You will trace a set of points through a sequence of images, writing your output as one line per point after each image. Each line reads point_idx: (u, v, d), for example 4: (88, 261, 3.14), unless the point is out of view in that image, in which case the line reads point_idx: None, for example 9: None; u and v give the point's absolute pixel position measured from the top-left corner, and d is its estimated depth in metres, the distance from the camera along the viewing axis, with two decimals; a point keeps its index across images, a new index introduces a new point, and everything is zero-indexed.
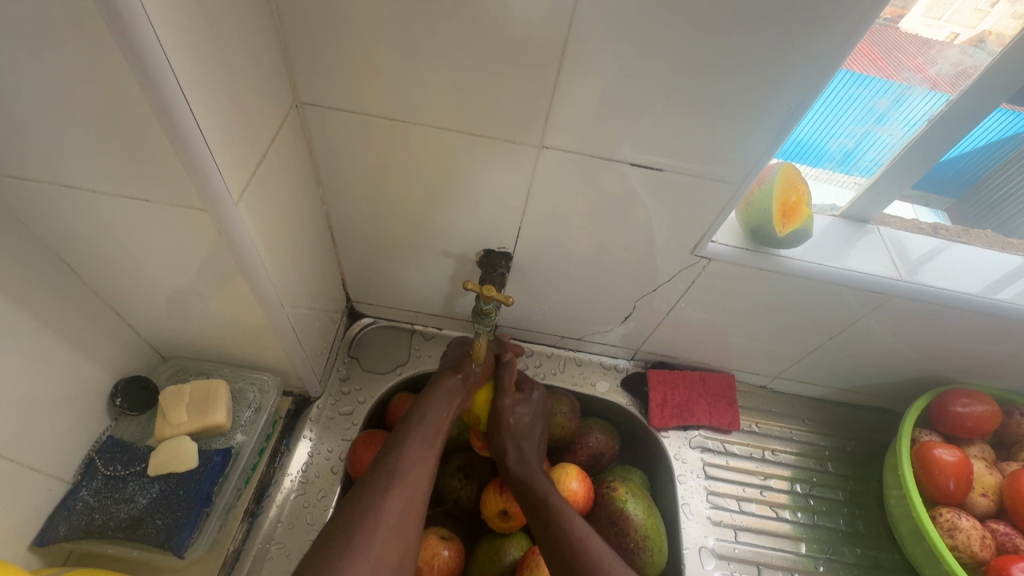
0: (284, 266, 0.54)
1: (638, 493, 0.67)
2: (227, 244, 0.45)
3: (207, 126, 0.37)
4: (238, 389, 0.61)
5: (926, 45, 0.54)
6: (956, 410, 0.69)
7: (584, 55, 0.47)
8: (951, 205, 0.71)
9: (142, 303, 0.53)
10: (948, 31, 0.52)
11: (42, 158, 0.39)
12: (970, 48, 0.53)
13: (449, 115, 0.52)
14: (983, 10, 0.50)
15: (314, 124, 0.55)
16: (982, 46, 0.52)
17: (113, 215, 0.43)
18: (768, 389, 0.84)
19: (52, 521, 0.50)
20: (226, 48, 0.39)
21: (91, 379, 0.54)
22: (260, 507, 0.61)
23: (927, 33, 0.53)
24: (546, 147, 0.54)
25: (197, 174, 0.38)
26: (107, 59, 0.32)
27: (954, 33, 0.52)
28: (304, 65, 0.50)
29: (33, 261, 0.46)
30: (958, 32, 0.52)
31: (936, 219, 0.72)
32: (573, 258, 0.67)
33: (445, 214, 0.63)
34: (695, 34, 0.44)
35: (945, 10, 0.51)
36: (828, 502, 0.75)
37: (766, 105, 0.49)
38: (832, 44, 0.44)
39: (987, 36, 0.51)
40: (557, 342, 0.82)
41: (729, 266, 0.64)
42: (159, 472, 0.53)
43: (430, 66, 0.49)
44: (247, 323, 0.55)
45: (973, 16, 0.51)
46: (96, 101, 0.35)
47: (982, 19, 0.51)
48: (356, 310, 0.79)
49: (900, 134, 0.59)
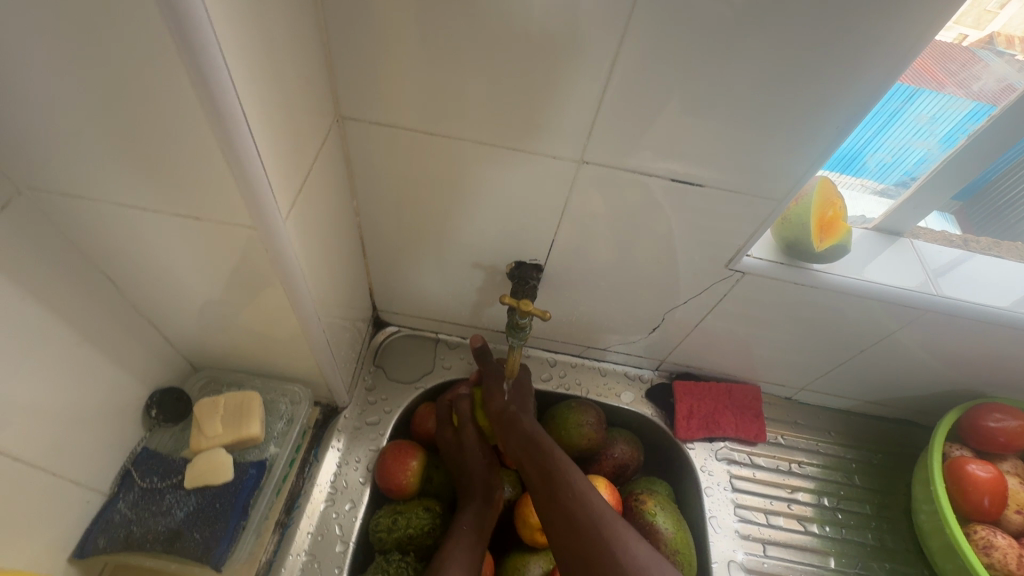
0: (320, 278, 0.54)
1: (667, 506, 0.67)
2: (272, 259, 0.45)
3: (263, 146, 0.38)
4: (271, 400, 0.61)
5: (937, 49, 0.51)
6: (987, 425, 0.69)
7: (631, 72, 0.47)
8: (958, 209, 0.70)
9: (180, 315, 0.54)
10: (957, 33, 0.50)
11: (95, 176, 0.39)
12: (978, 48, 0.52)
13: (488, 129, 0.52)
14: (992, 11, 0.49)
15: (351, 138, 0.55)
16: (992, 47, 0.52)
17: (159, 231, 0.43)
18: (793, 401, 0.83)
19: (91, 534, 0.50)
20: (280, 66, 0.39)
21: (129, 390, 0.54)
22: (291, 518, 0.61)
23: (939, 37, 0.50)
24: (584, 161, 0.54)
25: (251, 193, 0.39)
26: (172, 79, 0.32)
27: (963, 35, 0.50)
28: (346, 79, 0.50)
29: (78, 275, 0.46)
30: (966, 34, 0.50)
31: (943, 225, 0.72)
32: (604, 270, 0.67)
33: (477, 226, 0.62)
34: (745, 51, 0.44)
35: (960, 14, 0.48)
36: (857, 516, 0.75)
37: (814, 123, 0.48)
38: (885, 63, 0.44)
39: (995, 37, 0.51)
40: (581, 353, 0.81)
41: (762, 280, 0.64)
42: (195, 485, 0.53)
43: (472, 80, 0.49)
44: (283, 335, 0.55)
45: (983, 18, 0.49)
46: (156, 121, 0.35)
47: (990, 21, 0.50)
48: (382, 319, 0.79)
49: (938, 149, 0.59)
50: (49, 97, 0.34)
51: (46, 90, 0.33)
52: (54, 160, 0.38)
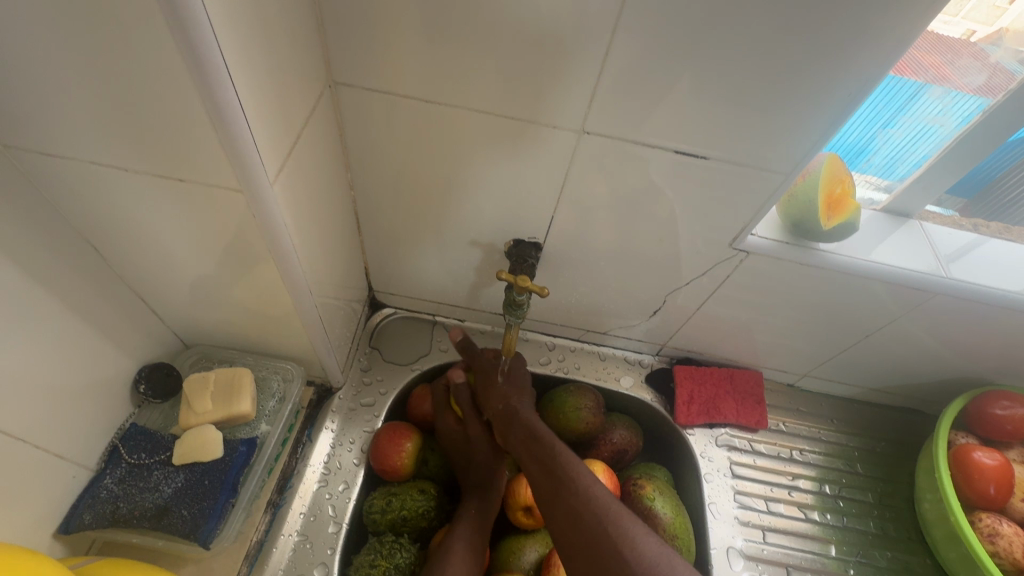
0: (313, 252, 0.52)
1: (666, 491, 0.66)
2: (260, 228, 0.43)
3: (248, 106, 0.36)
4: (262, 378, 0.60)
5: (943, 43, 0.52)
6: (994, 412, 0.67)
7: (636, 38, 0.44)
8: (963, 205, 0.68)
9: (168, 289, 0.52)
10: (965, 28, 0.51)
11: (75, 135, 0.37)
12: (986, 45, 0.53)
13: (485, 98, 0.50)
14: (999, 7, 0.50)
15: (345, 107, 0.53)
16: (999, 44, 0.52)
17: (143, 198, 0.42)
18: (795, 388, 0.82)
19: (76, 509, 0.49)
20: (267, 21, 0.37)
21: (116, 365, 0.53)
22: (282, 498, 0.60)
23: (944, 30, 0.51)
24: (585, 132, 0.52)
25: (237, 155, 0.37)
26: (149, 28, 0.30)
27: (971, 30, 0.51)
28: (339, 44, 0.48)
29: (62, 243, 0.45)
30: (975, 30, 0.52)
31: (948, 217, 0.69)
32: (604, 250, 0.65)
33: (474, 203, 0.61)
34: (757, 15, 0.42)
35: (963, 7, 0.49)
36: (858, 504, 0.74)
37: (827, 93, 0.46)
38: (903, 29, 0.42)
39: (1004, 34, 0.52)
40: (581, 336, 0.80)
41: (767, 261, 0.62)
42: (183, 461, 0.52)
43: (470, 46, 0.47)
44: (274, 311, 0.54)
45: (990, 13, 0.50)
46: (134, 76, 0.33)
47: (998, 16, 0.51)
48: (378, 300, 0.77)
49: (953, 126, 0.57)
50: (21, 48, 0.32)
51: (17, 40, 0.32)
52: (30, 118, 0.36)
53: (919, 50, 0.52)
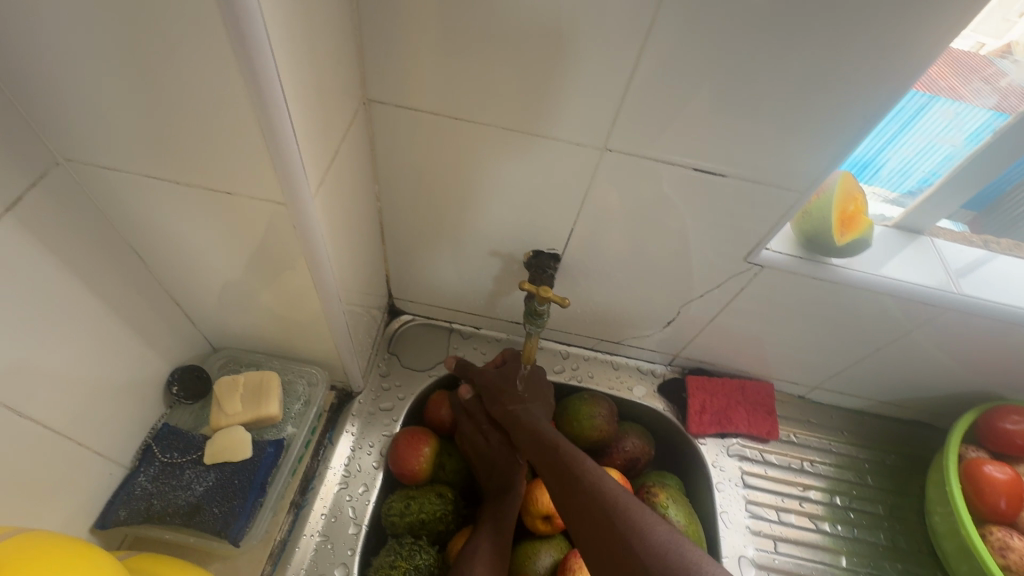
0: (342, 261, 0.54)
1: (679, 499, 0.67)
2: (298, 238, 0.45)
3: (297, 123, 0.38)
4: (288, 381, 0.62)
5: (953, 56, 0.53)
6: (1005, 427, 0.68)
7: (661, 58, 0.46)
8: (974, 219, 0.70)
9: (203, 293, 0.54)
10: (974, 41, 0.52)
11: (129, 148, 0.39)
12: (994, 58, 0.53)
13: (512, 115, 0.52)
14: (1011, 21, 0.51)
15: (377, 121, 0.55)
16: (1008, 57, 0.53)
17: (188, 206, 0.44)
18: (806, 400, 0.83)
19: (112, 505, 0.51)
20: (314, 44, 0.39)
21: (151, 366, 0.54)
22: (305, 499, 0.62)
23: (955, 45, 0.52)
24: (607, 148, 0.54)
25: (284, 170, 0.39)
26: (212, 52, 0.33)
27: (980, 43, 0.52)
28: (374, 62, 0.50)
29: (108, 248, 0.47)
30: (984, 43, 0.53)
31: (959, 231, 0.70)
32: (621, 261, 0.66)
33: (495, 214, 0.63)
34: (778, 38, 0.44)
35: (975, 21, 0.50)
36: (869, 516, 0.75)
37: (843, 113, 0.48)
38: (917, 54, 0.43)
39: (1014, 47, 0.52)
40: (595, 345, 0.81)
41: (781, 274, 0.63)
42: (214, 460, 0.53)
43: (500, 66, 0.49)
44: (303, 316, 0.56)
45: (1001, 26, 0.51)
46: (193, 95, 0.35)
47: (1009, 29, 0.51)
48: (397, 306, 0.79)
49: (963, 145, 0.58)
50: (89, 65, 0.34)
51: (86, 57, 0.34)
52: (89, 129, 0.38)
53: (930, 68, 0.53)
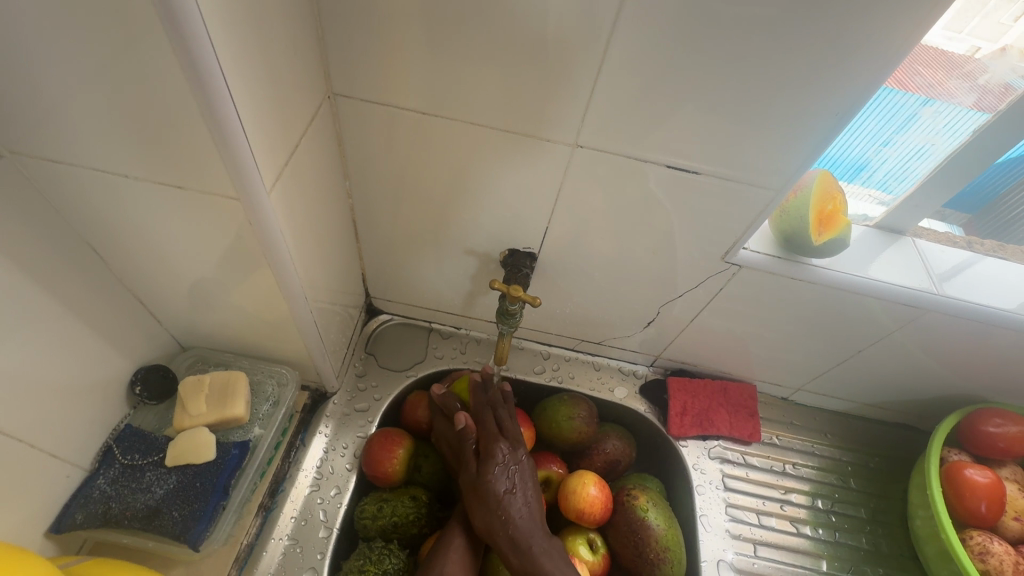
0: (309, 259, 0.53)
1: (660, 502, 0.66)
2: (257, 235, 0.44)
3: (246, 116, 0.37)
4: (257, 382, 0.61)
5: (948, 58, 0.53)
6: (987, 430, 0.67)
7: (629, 53, 0.45)
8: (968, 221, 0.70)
9: (166, 292, 0.53)
10: (970, 45, 0.52)
11: (77, 141, 0.38)
12: (990, 61, 0.53)
13: (482, 111, 0.51)
14: (1005, 24, 0.51)
15: (345, 117, 0.54)
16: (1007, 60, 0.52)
17: (144, 202, 0.43)
18: (790, 401, 0.82)
19: (69, 509, 0.50)
20: (267, 35, 0.38)
21: (113, 366, 0.53)
22: (274, 502, 0.61)
23: (948, 46, 0.52)
24: (579, 146, 0.53)
25: (235, 164, 0.38)
26: (151, 41, 0.31)
27: (976, 46, 0.52)
28: (339, 56, 0.49)
29: (62, 245, 0.45)
30: (979, 47, 0.52)
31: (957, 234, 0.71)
32: (598, 260, 0.65)
33: (470, 212, 0.62)
34: (749, 33, 0.43)
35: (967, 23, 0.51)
36: (851, 520, 0.74)
37: (816, 110, 0.47)
38: (887, 49, 0.43)
39: (1010, 50, 0.52)
40: (576, 346, 0.80)
41: (760, 275, 0.62)
42: (176, 463, 0.52)
43: (466, 60, 0.48)
44: (269, 315, 0.55)
45: (995, 29, 0.51)
46: (137, 86, 0.34)
47: (1003, 33, 0.51)
48: (375, 306, 0.78)
49: (943, 144, 0.57)
50: (28, 55, 0.33)
51: (24, 47, 0.33)
52: (36, 123, 0.37)
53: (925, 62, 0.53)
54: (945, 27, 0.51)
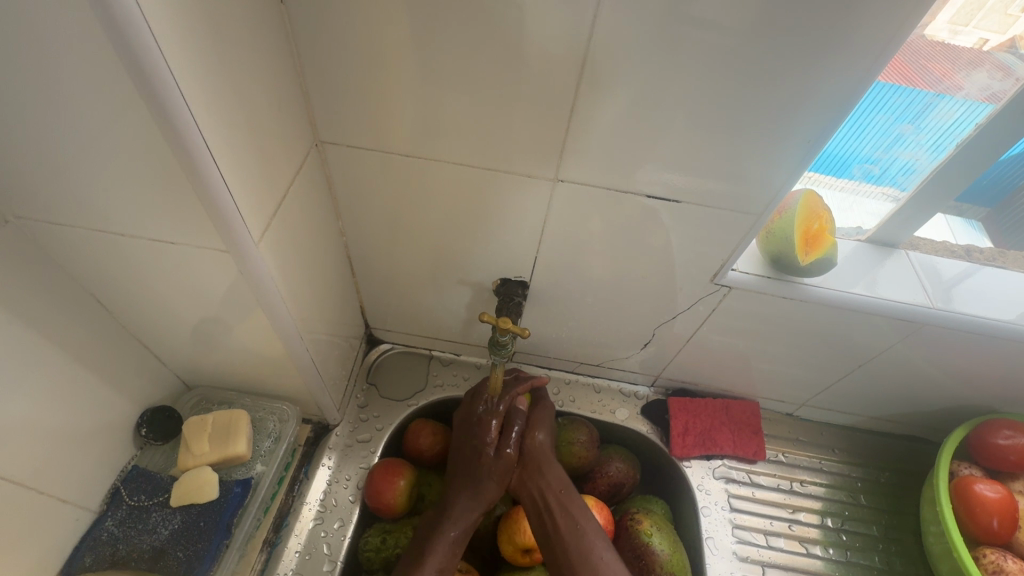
0: (302, 298, 0.55)
1: (664, 527, 0.65)
2: (249, 281, 0.46)
3: (230, 173, 0.39)
4: (259, 419, 0.62)
5: (953, 52, 0.50)
6: (997, 442, 0.65)
7: (598, 90, 0.47)
8: (983, 225, 0.68)
9: (168, 337, 0.55)
10: (977, 37, 0.49)
11: (76, 205, 0.40)
12: (1001, 54, 0.50)
13: (464, 149, 0.53)
14: (1013, 14, 0.48)
15: (333, 161, 0.56)
16: (1016, 52, 0.50)
17: (142, 254, 0.45)
18: (794, 417, 0.81)
19: (78, 551, 0.51)
20: (249, 94, 0.40)
21: (119, 411, 0.55)
22: (278, 536, 0.62)
23: (954, 40, 0.49)
24: (559, 179, 0.55)
25: (221, 217, 0.40)
26: (136, 112, 0.33)
27: (983, 39, 0.50)
28: (324, 106, 0.51)
29: (67, 299, 0.48)
30: (987, 39, 0.50)
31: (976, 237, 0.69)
32: (590, 285, 0.66)
33: (462, 243, 0.63)
34: (712, 65, 0.44)
35: (974, 16, 0.48)
36: (862, 538, 0.72)
37: (786, 135, 0.48)
38: (851, 73, 0.44)
39: (1019, 41, 0.49)
40: (575, 369, 0.81)
41: (751, 294, 0.63)
42: (180, 503, 0.54)
43: (445, 103, 0.50)
44: (268, 354, 0.56)
45: (1003, 20, 0.48)
46: (126, 153, 0.36)
47: (1012, 24, 0.49)
48: (375, 336, 0.79)
49: (927, 159, 0.57)
50: (24, 129, 0.35)
51: (21, 124, 0.35)
52: (36, 190, 0.39)
53: (937, 66, 0.51)
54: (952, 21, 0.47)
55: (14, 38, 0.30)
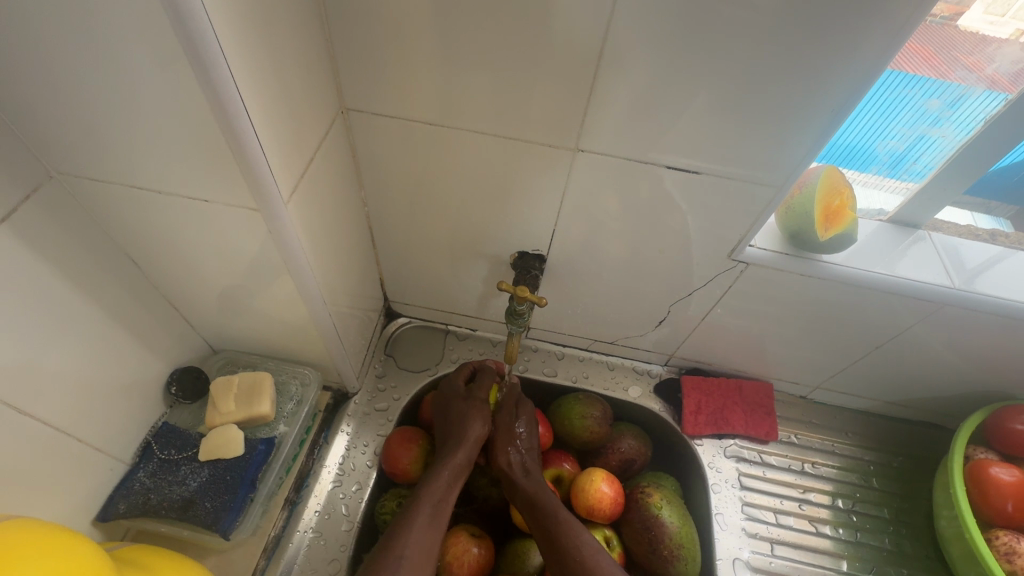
0: (326, 264, 0.56)
1: (673, 500, 0.66)
2: (276, 242, 0.47)
3: (261, 134, 0.40)
4: (281, 382, 0.64)
5: (983, 42, 0.50)
6: (1015, 427, 0.65)
7: (621, 62, 0.47)
8: (1013, 211, 0.66)
9: (197, 299, 0.57)
10: (1012, 27, 0.49)
11: (115, 162, 0.42)
12: None
13: (485, 119, 0.54)
14: None
15: (357, 130, 0.57)
16: None
17: (176, 215, 0.46)
18: (808, 400, 0.81)
19: (113, 499, 0.54)
20: (279, 58, 0.41)
21: (151, 368, 0.57)
22: (299, 496, 0.64)
23: (987, 30, 0.49)
24: (579, 150, 0.55)
25: (251, 177, 0.41)
26: (174, 69, 0.35)
27: (1018, 29, 0.49)
28: (349, 73, 0.52)
29: (103, 257, 0.50)
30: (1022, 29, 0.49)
31: (996, 226, 0.67)
32: (607, 261, 0.67)
33: (480, 216, 0.64)
34: (738, 33, 0.44)
35: (1010, 6, 0.48)
36: (873, 519, 0.72)
37: (811, 108, 0.48)
38: (877, 44, 0.43)
39: None
40: (589, 346, 0.82)
41: (768, 271, 0.63)
42: (208, 458, 0.56)
43: (468, 72, 0.50)
44: (291, 319, 0.58)
45: None
46: (163, 110, 0.37)
47: None
48: (393, 309, 0.81)
49: (954, 136, 0.57)
50: (69, 84, 0.37)
51: (66, 79, 0.36)
52: (78, 147, 0.41)
53: (954, 44, 0.50)
54: (986, 10, 0.48)
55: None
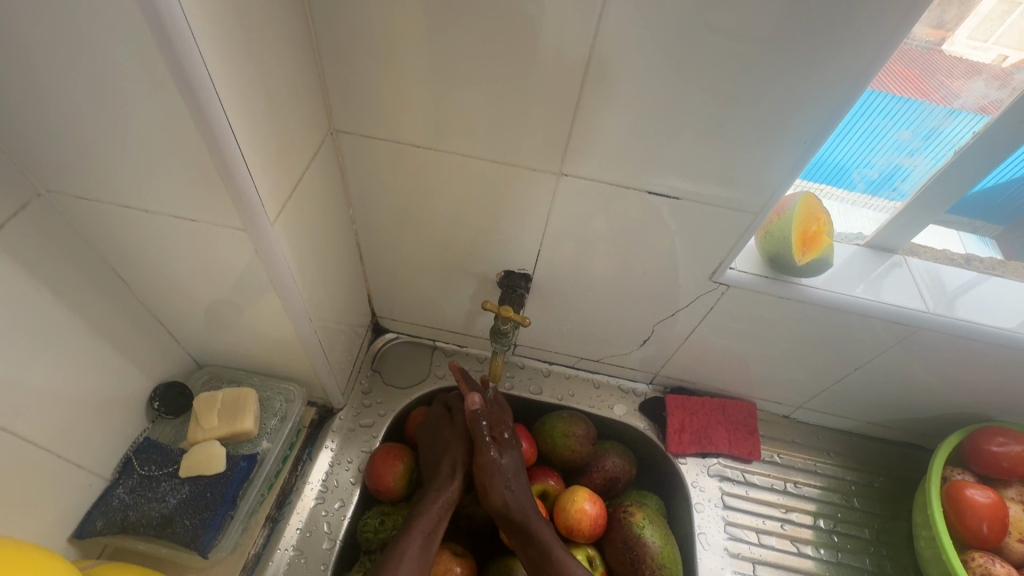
0: (313, 281, 0.57)
1: (656, 520, 0.66)
2: (263, 260, 0.48)
3: (250, 155, 0.41)
4: (266, 398, 0.64)
5: (971, 68, 0.52)
6: (990, 449, 0.66)
7: (602, 90, 0.49)
8: (989, 234, 0.68)
9: (183, 314, 0.57)
10: (996, 53, 0.50)
11: (103, 179, 0.43)
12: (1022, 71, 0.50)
13: (472, 142, 0.55)
14: None
15: (347, 149, 0.58)
16: None
17: (163, 231, 0.47)
18: (791, 419, 0.82)
19: (90, 516, 0.54)
20: (270, 81, 0.42)
21: (134, 383, 0.57)
22: (281, 513, 0.63)
23: (973, 55, 0.51)
24: (564, 174, 0.56)
25: (240, 197, 0.42)
26: (166, 93, 0.36)
27: (1002, 56, 0.50)
28: (340, 95, 0.53)
29: (90, 272, 0.50)
30: (1006, 55, 0.50)
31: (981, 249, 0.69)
32: (592, 281, 0.68)
33: (468, 235, 0.65)
34: (715, 64, 0.45)
35: (993, 32, 0.49)
36: (854, 540, 0.73)
37: (786, 138, 0.49)
38: (846, 80, 0.45)
39: None
40: (575, 364, 0.82)
41: (748, 293, 0.64)
42: (189, 474, 0.56)
43: (455, 95, 0.51)
44: (277, 335, 0.58)
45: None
46: (153, 130, 0.38)
47: None
48: (381, 325, 0.81)
49: (925, 165, 0.59)
50: (61, 104, 0.37)
51: (57, 100, 0.37)
52: (68, 165, 0.42)
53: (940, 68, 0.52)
54: (970, 36, 0.49)
55: (57, 19, 0.33)
